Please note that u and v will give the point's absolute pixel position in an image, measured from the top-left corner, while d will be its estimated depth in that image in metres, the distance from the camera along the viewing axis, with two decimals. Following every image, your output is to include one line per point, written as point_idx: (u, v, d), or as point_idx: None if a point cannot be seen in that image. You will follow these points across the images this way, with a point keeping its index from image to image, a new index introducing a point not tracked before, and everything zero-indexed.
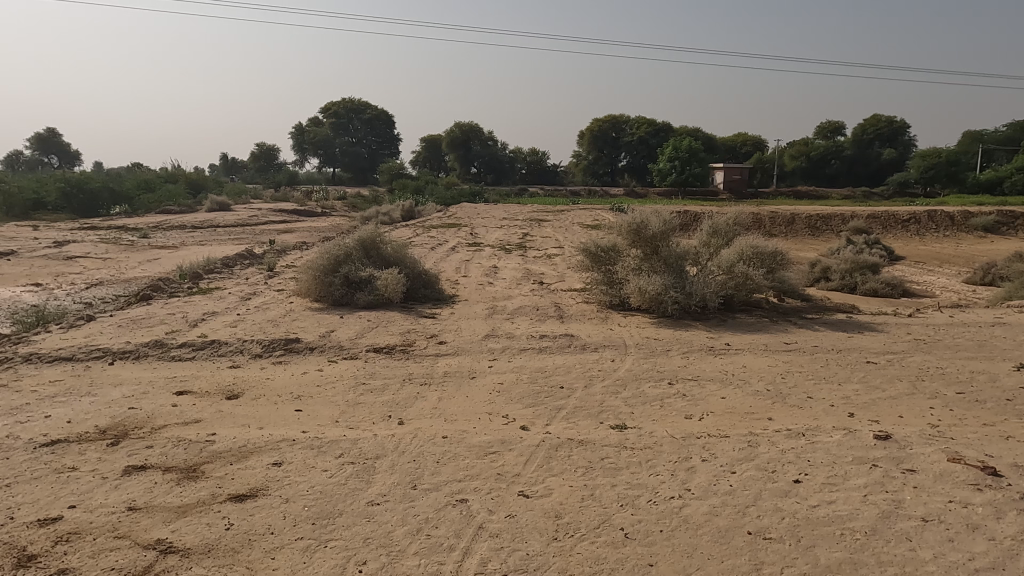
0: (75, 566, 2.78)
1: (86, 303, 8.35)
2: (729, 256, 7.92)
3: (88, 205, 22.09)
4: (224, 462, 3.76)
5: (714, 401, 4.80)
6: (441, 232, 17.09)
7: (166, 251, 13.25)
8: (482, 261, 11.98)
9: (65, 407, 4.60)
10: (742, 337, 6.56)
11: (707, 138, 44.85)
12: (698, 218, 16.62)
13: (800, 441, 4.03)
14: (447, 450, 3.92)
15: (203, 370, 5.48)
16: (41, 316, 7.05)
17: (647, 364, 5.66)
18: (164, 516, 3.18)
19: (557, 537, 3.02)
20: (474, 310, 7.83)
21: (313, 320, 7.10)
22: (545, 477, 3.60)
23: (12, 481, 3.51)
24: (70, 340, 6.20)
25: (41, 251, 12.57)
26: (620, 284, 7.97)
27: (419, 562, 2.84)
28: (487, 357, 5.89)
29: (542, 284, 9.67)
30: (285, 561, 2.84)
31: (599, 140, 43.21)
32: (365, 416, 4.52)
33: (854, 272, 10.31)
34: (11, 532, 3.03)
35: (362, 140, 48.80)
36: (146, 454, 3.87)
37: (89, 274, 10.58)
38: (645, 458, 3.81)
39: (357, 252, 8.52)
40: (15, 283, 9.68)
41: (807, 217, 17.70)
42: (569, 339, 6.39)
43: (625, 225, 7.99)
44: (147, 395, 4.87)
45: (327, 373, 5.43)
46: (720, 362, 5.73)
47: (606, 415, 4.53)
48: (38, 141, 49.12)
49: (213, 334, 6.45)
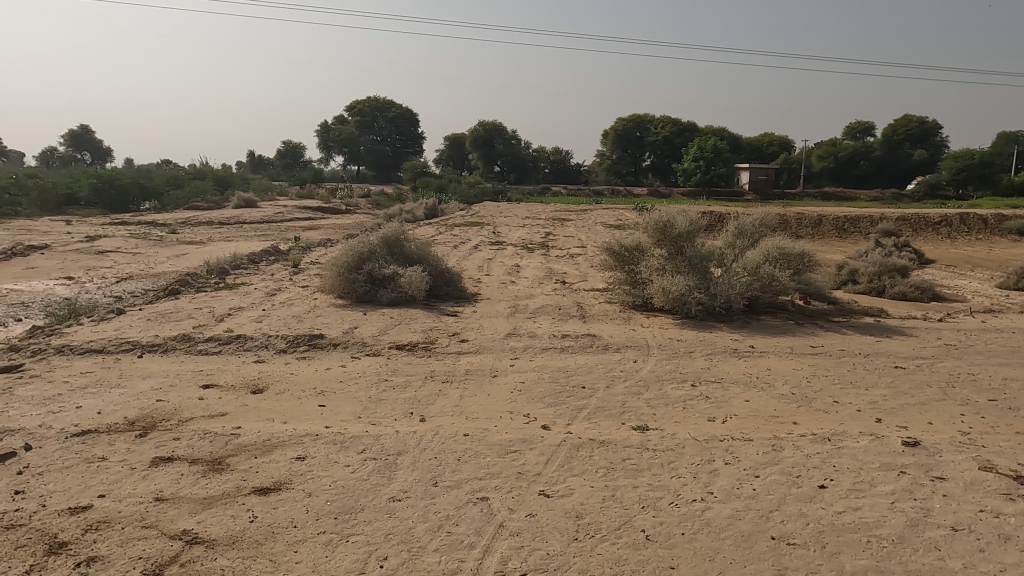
0: (105, 554, 2.84)
1: (117, 297, 8.55)
2: (755, 257, 7.81)
3: (119, 201, 22.57)
4: (249, 455, 3.81)
5: (737, 404, 4.75)
6: (463, 230, 17.12)
7: (195, 247, 13.49)
8: (504, 260, 11.99)
9: (95, 398, 4.70)
10: (767, 340, 6.48)
11: (733, 138, 44.36)
12: (723, 219, 16.44)
13: (826, 446, 3.97)
14: (468, 448, 3.93)
15: (229, 365, 5.57)
16: (73, 309, 7.22)
17: (670, 365, 5.62)
18: (191, 507, 3.24)
19: (579, 537, 3.02)
20: (496, 308, 7.85)
21: (336, 317, 7.17)
22: (566, 477, 3.59)
23: (44, 470, 3.60)
24: (101, 332, 6.35)
25: (74, 246, 12.86)
26: (643, 284, 7.92)
27: (440, 559, 2.85)
28: (508, 356, 5.90)
29: (565, 284, 9.63)
30: (308, 554, 2.87)
31: (623, 139, 42.80)
32: (387, 412, 4.55)
33: (882, 275, 10.10)
34: (44, 518, 3.10)
35: (387, 138, 49.26)
36: (173, 446, 3.93)
37: (120, 268, 10.80)
38: (666, 460, 3.78)
39: (381, 249, 8.59)
40: (49, 277, 9.91)
41: (835, 219, 17.43)
42: (592, 339, 6.37)
43: (652, 223, 7.92)
44: (175, 388, 4.96)
45: (350, 369, 5.48)
46: (744, 364, 5.67)
47: (627, 416, 4.50)
48: (71, 137, 50.39)
49: (239, 329, 6.55)
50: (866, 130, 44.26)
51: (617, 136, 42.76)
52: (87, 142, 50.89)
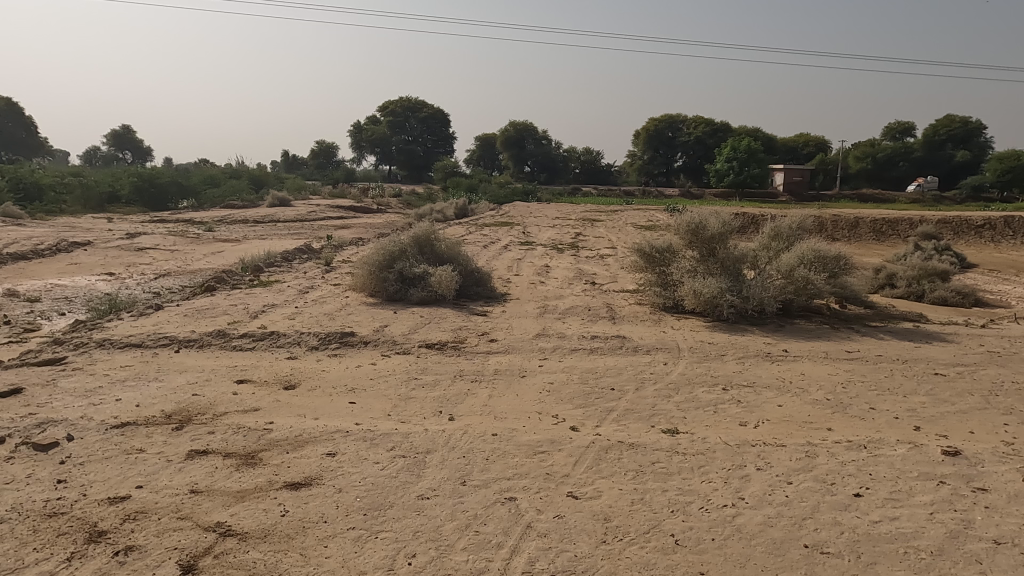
0: (142, 544, 2.91)
1: (155, 293, 8.76)
2: (790, 260, 7.67)
3: (158, 199, 23.14)
4: (281, 450, 3.88)
5: (769, 409, 4.67)
6: (493, 230, 17.17)
7: (230, 245, 13.76)
8: (534, 260, 11.98)
9: (134, 391, 4.83)
10: (800, 344, 6.36)
11: (767, 139, 43.66)
12: (756, 221, 16.19)
13: (862, 454, 3.88)
14: (497, 448, 3.93)
15: (262, 361, 5.67)
16: (113, 304, 7.42)
17: (700, 368, 5.55)
18: (224, 500, 3.30)
19: (607, 539, 3.00)
20: (525, 308, 7.84)
21: (367, 315, 7.25)
22: (595, 479, 3.57)
23: (85, 460, 3.71)
24: (140, 327, 6.51)
25: (115, 242, 13.20)
26: (674, 286, 7.84)
27: (467, 558, 2.86)
28: (537, 356, 5.89)
29: (594, 284, 9.60)
30: (338, 549, 2.90)
31: (655, 139, 42.46)
32: (416, 410, 4.58)
33: (922, 279, 9.83)
34: (84, 507, 3.20)
35: (418, 138, 49.61)
36: (208, 439, 4.02)
37: (159, 265, 11.06)
38: (697, 464, 3.74)
39: (412, 249, 8.66)
40: (91, 273, 10.19)
41: (872, 221, 17.02)
42: (621, 340, 6.33)
43: (684, 225, 7.83)
44: (210, 382, 5.07)
45: (380, 367, 5.53)
46: (777, 368, 5.58)
47: (657, 418, 4.46)
48: (115, 138, 51.98)
49: (273, 325, 6.66)
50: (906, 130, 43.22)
51: (649, 137, 42.44)
52: (129, 141, 52.49)
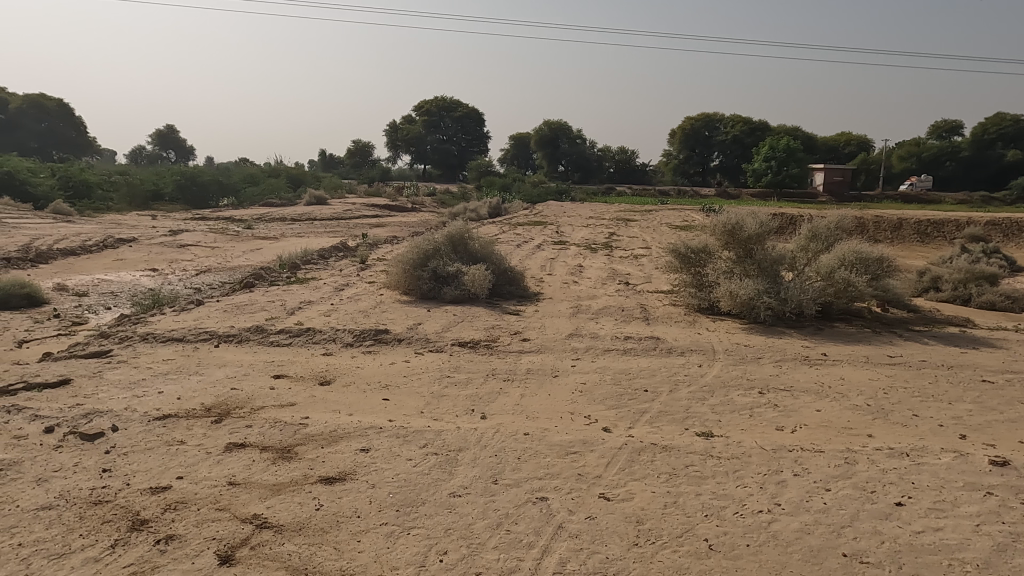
0: (182, 533, 2.98)
1: (196, 288, 8.98)
2: (830, 261, 7.49)
3: (199, 197, 23.69)
4: (316, 445, 3.93)
5: (807, 414, 4.57)
6: (526, 229, 17.22)
7: (268, 242, 14.02)
8: (567, 260, 11.94)
9: (176, 384, 4.96)
10: (840, 348, 6.22)
11: (807, 138, 42.72)
12: (795, 222, 15.88)
13: (903, 461, 3.77)
14: (528, 447, 3.93)
15: (299, 356, 5.77)
16: (157, 299, 7.62)
17: (736, 371, 5.47)
18: (261, 493, 3.36)
19: (638, 542, 2.97)
20: (558, 308, 7.82)
21: (401, 312, 7.32)
22: (627, 481, 3.54)
23: (128, 450, 3.82)
24: (182, 322, 6.68)
25: (159, 239, 13.56)
26: (710, 287, 7.73)
27: (498, 557, 2.86)
28: (570, 356, 5.87)
29: (628, 284, 9.53)
30: (370, 544, 2.93)
31: (691, 139, 41.95)
32: (449, 408, 4.60)
33: (969, 282, 9.52)
34: (128, 496, 3.29)
35: (453, 138, 49.81)
36: (246, 433, 4.10)
37: (200, 261, 11.35)
38: (732, 468, 3.68)
39: (445, 247, 8.71)
40: (136, 269, 10.49)
41: (917, 222, 16.54)
42: (655, 341, 6.27)
43: (720, 225, 7.72)
44: (248, 377, 5.17)
45: (413, 365, 5.57)
46: (816, 373, 5.46)
47: (691, 421, 4.40)
48: (159, 137, 53.49)
49: (309, 322, 6.77)
50: (953, 128, 41.87)
51: (685, 136, 41.97)
52: (171, 141, 53.89)
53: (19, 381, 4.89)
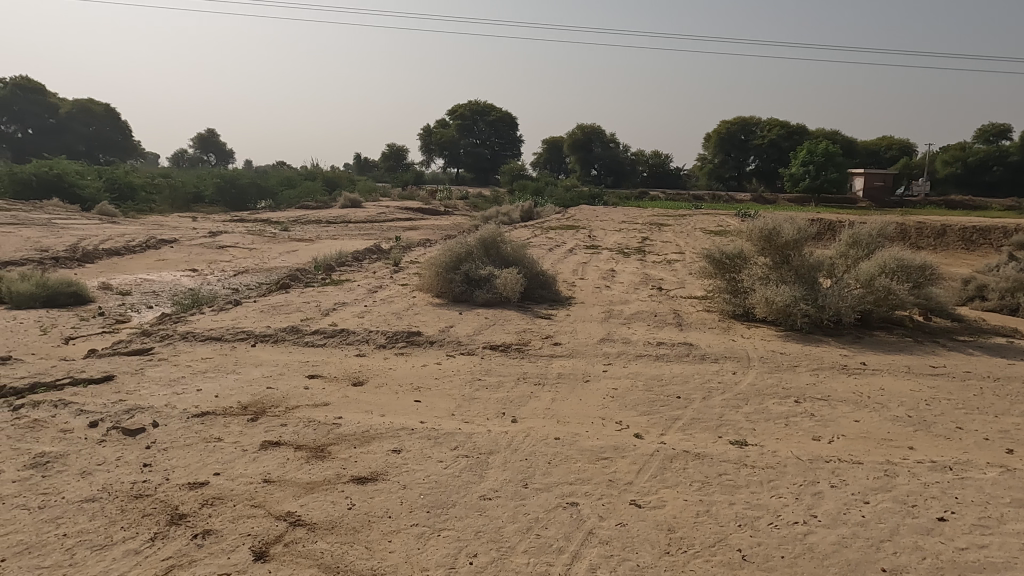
0: (219, 529, 3.04)
1: (234, 289, 9.18)
2: (870, 268, 7.31)
3: (238, 199, 24.23)
4: (349, 444, 3.98)
5: (845, 424, 4.47)
6: (558, 233, 17.18)
7: (304, 244, 14.25)
8: (600, 264, 11.88)
9: (214, 382, 5.07)
10: (880, 357, 6.06)
11: (847, 141, 41.81)
12: (834, 228, 15.56)
13: (946, 475, 3.66)
14: (559, 452, 3.92)
15: (333, 357, 5.85)
16: (196, 298, 7.81)
17: (771, 379, 5.37)
18: (295, 491, 3.41)
19: (670, 551, 2.94)
20: (590, 312, 7.79)
21: (434, 315, 7.36)
22: (659, 488, 3.51)
23: (168, 446, 3.92)
24: (220, 321, 6.82)
25: (199, 240, 13.89)
26: (745, 293, 7.62)
27: (529, 561, 2.86)
28: (602, 361, 5.85)
29: (661, 290, 9.44)
30: (401, 545, 2.95)
31: (727, 142, 41.40)
32: (480, 411, 4.62)
33: (1017, 291, 9.12)
34: (166, 491, 3.37)
35: (486, 141, 50.00)
36: (280, 431, 4.17)
37: (238, 262, 11.60)
38: (766, 478, 3.61)
39: (478, 251, 8.75)
40: (177, 269, 10.76)
41: (961, 229, 16.05)
42: (688, 347, 6.20)
43: (756, 230, 7.60)
44: (283, 376, 5.27)
45: (445, 367, 5.60)
46: (854, 382, 5.33)
47: (724, 429, 4.34)
48: (200, 142, 54.91)
49: (343, 323, 6.86)
50: (1001, 132, 40.47)
51: (720, 140, 41.46)
52: (212, 145, 55.24)
53: (66, 376, 5.05)
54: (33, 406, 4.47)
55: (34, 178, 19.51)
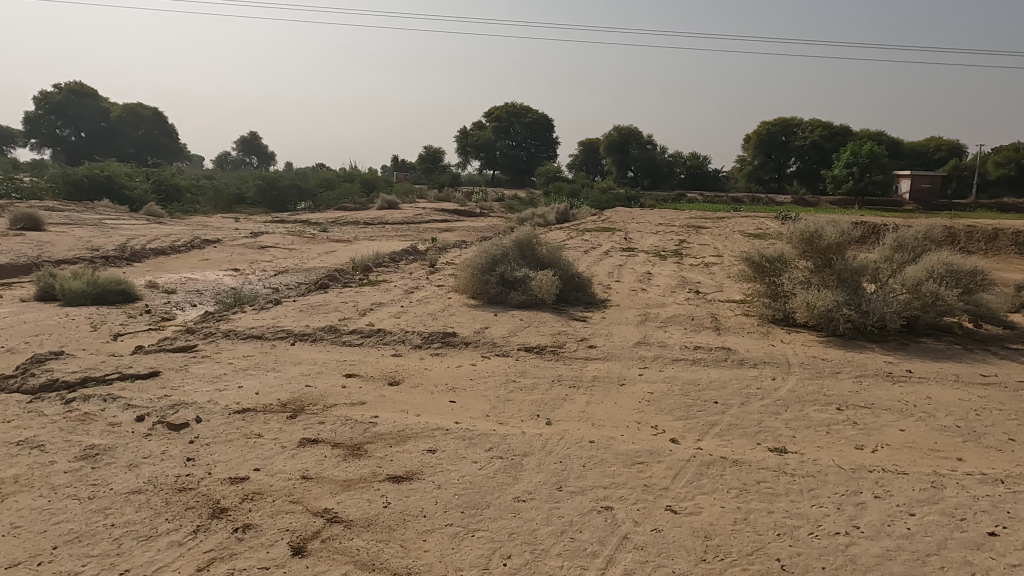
0: (258, 523, 3.11)
1: (274, 288, 9.37)
2: (917, 273, 7.09)
3: (279, 201, 24.77)
4: (385, 443, 4.03)
5: (890, 433, 4.34)
6: (594, 235, 17.09)
7: (342, 245, 14.48)
8: (636, 267, 11.80)
9: (255, 379, 5.19)
10: (926, 364, 5.88)
11: (893, 142, 40.65)
12: (878, 231, 15.14)
13: (997, 488, 3.53)
14: (594, 455, 3.90)
15: (370, 356, 5.93)
16: (238, 297, 8.00)
17: (812, 386, 5.24)
18: (332, 488, 3.47)
19: (707, 558, 2.89)
20: (626, 315, 7.74)
21: (469, 316, 7.39)
22: (695, 494, 3.46)
23: (211, 441, 4.02)
24: (261, 320, 6.97)
25: (242, 241, 14.23)
26: (785, 297, 7.47)
27: (562, 564, 2.85)
28: (637, 364, 5.80)
29: (698, 293, 9.32)
30: (435, 544, 2.97)
31: (767, 143, 40.63)
32: (514, 413, 4.62)
33: None
34: (208, 485, 3.46)
35: (522, 143, 50.07)
36: (319, 429, 4.24)
37: (279, 262, 11.85)
38: (807, 486, 3.53)
39: (514, 252, 8.77)
40: (220, 269, 11.04)
41: (1014, 233, 15.44)
42: (726, 352, 6.10)
43: (797, 233, 7.44)
44: (321, 375, 5.36)
45: (479, 368, 5.63)
46: (899, 390, 5.17)
47: (763, 436, 4.26)
48: (243, 144, 56.26)
49: (380, 323, 6.94)
50: None
51: (760, 141, 40.73)
52: (255, 147, 56.50)
53: (114, 371, 5.22)
54: (84, 399, 4.64)
55: (86, 179, 20.26)
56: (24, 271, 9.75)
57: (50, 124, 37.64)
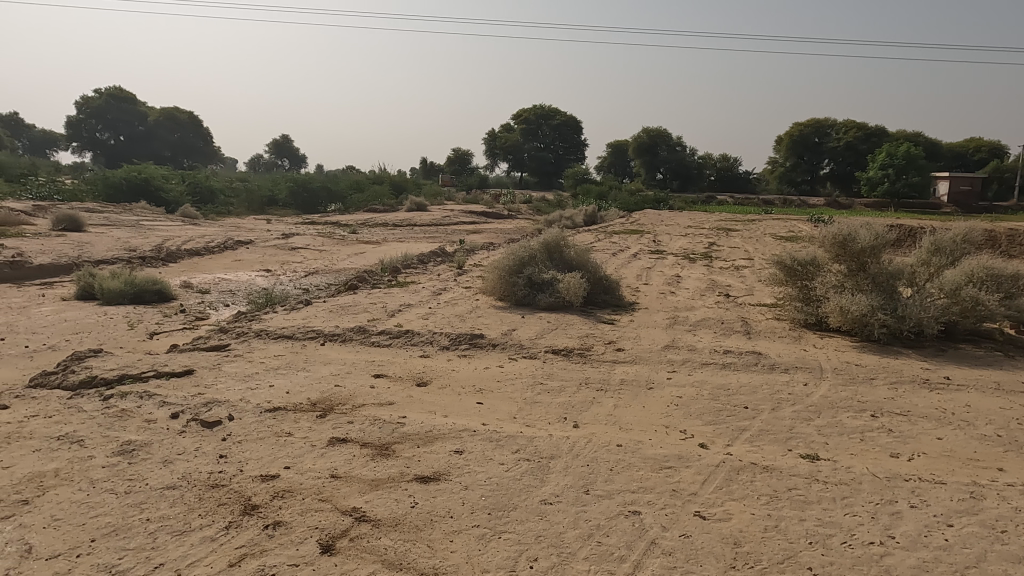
0: (288, 521, 3.15)
1: (305, 289, 9.51)
2: (955, 277, 6.89)
3: (310, 202, 25.12)
4: (412, 444, 4.05)
5: (927, 442, 4.23)
6: (623, 238, 16.99)
7: (371, 246, 14.63)
8: (664, 269, 11.70)
9: (286, 378, 5.27)
10: (966, 372, 5.71)
11: (930, 144, 39.70)
12: (915, 234, 14.80)
13: None
14: (621, 459, 3.88)
15: (398, 357, 5.97)
16: (270, 297, 8.13)
17: (846, 392, 5.13)
18: (360, 487, 3.50)
19: (736, 565, 2.85)
20: (655, 318, 7.68)
21: (496, 318, 7.41)
22: (724, 501, 3.41)
23: (243, 438, 4.09)
24: (291, 320, 7.08)
25: (273, 242, 14.47)
26: (818, 301, 7.33)
27: (589, 568, 2.83)
28: (666, 368, 5.75)
29: (728, 296, 9.20)
30: (462, 545, 2.98)
31: (799, 145, 39.99)
32: (541, 415, 4.62)
33: None
34: (240, 481, 3.52)
35: (550, 145, 50.00)
36: (347, 428, 4.28)
37: (309, 263, 12.02)
38: (840, 494, 3.46)
39: (541, 254, 8.76)
40: (253, 269, 11.24)
41: None
42: (757, 356, 6.01)
43: (830, 236, 7.29)
44: (350, 375, 5.42)
45: (506, 370, 5.63)
46: (937, 398, 5.03)
47: (795, 442, 4.19)
48: (275, 146, 57.22)
49: (408, 324, 6.99)
50: None
51: (792, 142, 40.07)
52: (286, 150, 57.43)
53: (150, 369, 5.35)
54: (122, 396, 4.76)
55: (125, 182, 20.82)
56: (66, 270, 10.05)
57: (91, 128, 38.68)
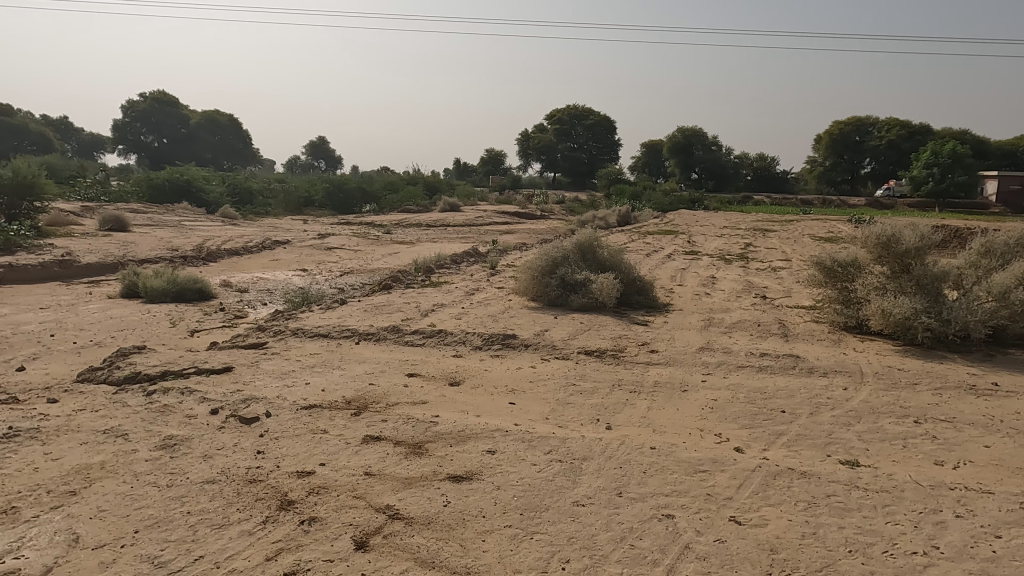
0: (323, 517, 3.19)
1: (341, 288, 9.64)
2: (1005, 279, 6.65)
3: (345, 203, 25.44)
4: (445, 443, 4.07)
5: (973, 450, 4.09)
6: (657, 239, 16.83)
7: (405, 247, 14.77)
8: (700, 270, 11.55)
9: (321, 376, 5.35)
10: (1015, 378, 5.51)
11: (978, 142, 38.44)
12: (961, 235, 14.35)
13: None
14: (655, 462, 3.84)
15: (431, 357, 6.01)
16: (306, 297, 8.26)
17: (887, 397, 5.00)
18: (394, 485, 3.53)
19: (773, 572, 2.80)
20: (689, 320, 7.59)
21: (529, 318, 7.41)
22: (760, 506, 3.35)
23: (280, 435, 4.16)
24: (327, 319, 7.19)
25: (310, 242, 14.71)
26: (859, 304, 7.16)
27: (622, 571, 2.81)
28: (700, 370, 5.67)
29: (765, 298, 9.04)
30: (494, 545, 2.98)
31: (840, 144, 39.03)
32: (574, 416, 4.60)
33: None
34: (276, 477, 3.58)
35: (583, 146, 49.48)
36: (381, 427, 4.33)
37: (344, 263, 12.18)
38: (881, 502, 3.37)
39: (574, 254, 8.73)
40: (290, 269, 11.44)
41: None
42: (795, 359, 5.89)
43: (872, 236, 7.10)
44: (384, 374, 5.47)
45: (539, 371, 5.62)
46: (984, 405, 4.86)
47: (834, 448, 4.09)
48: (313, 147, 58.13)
49: (441, 324, 7.04)
50: None
51: (833, 142, 39.02)
52: (322, 151, 58.31)
53: (191, 366, 5.48)
54: (164, 392, 4.89)
55: (168, 183, 21.36)
56: (111, 269, 10.36)
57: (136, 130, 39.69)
